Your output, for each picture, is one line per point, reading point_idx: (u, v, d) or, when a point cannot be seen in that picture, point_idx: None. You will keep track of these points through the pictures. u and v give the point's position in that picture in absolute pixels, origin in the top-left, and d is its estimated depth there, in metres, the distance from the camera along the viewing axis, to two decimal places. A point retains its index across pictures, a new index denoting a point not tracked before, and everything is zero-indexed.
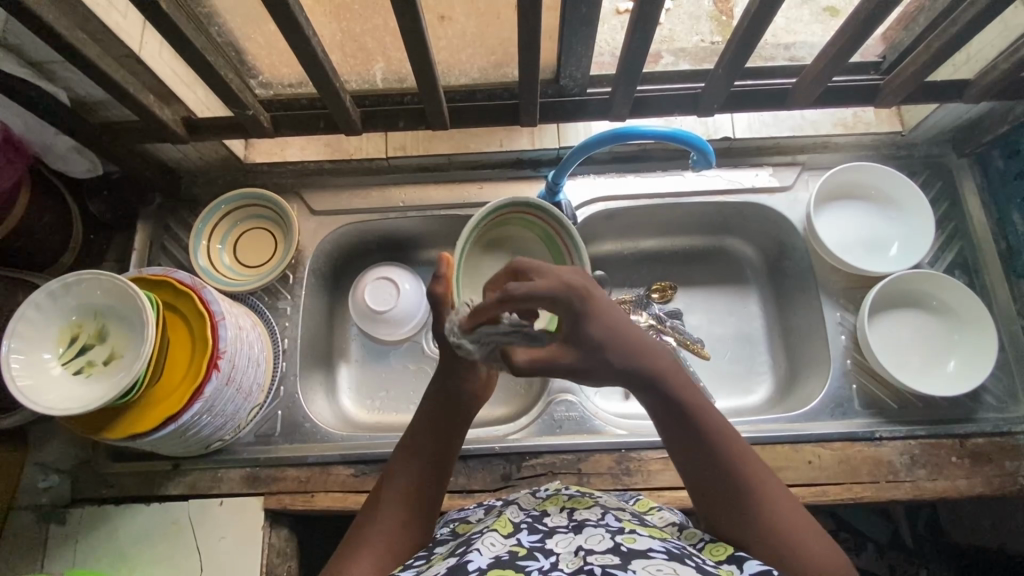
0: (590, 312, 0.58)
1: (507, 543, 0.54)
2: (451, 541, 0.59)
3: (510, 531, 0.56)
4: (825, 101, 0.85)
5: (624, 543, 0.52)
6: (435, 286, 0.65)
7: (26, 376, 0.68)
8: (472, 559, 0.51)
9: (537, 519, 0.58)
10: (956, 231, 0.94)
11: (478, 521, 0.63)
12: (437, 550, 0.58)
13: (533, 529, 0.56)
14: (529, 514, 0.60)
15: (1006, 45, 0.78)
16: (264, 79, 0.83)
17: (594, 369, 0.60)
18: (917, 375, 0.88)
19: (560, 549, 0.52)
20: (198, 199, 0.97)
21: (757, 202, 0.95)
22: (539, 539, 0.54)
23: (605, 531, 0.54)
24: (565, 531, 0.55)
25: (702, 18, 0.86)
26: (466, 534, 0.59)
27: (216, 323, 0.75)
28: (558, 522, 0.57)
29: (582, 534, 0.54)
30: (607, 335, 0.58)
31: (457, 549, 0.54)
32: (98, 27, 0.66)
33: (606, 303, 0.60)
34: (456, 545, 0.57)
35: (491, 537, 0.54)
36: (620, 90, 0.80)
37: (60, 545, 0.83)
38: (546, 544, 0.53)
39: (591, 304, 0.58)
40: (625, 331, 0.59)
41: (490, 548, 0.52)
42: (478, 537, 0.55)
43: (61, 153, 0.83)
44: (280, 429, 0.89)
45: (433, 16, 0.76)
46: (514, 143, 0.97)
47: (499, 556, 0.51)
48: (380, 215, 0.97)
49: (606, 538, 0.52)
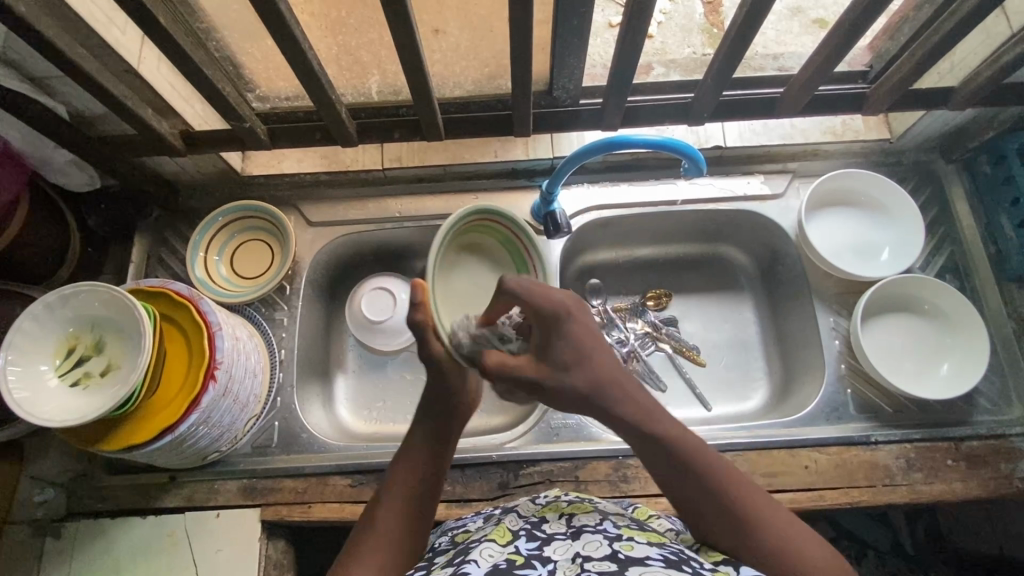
0: (568, 329, 0.59)
1: (505, 551, 0.54)
2: (450, 551, 0.59)
3: (509, 539, 0.56)
4: (813, 109, 0.86)
5: (621, 549, 0.52)
6: (414, 314, 0.61)
7: (22, 387, 0.68)
8: (470, 570, 0.51)
9: (535, 526, 0.59)
10: (946, 236, 0.95)
11: (477, 529, 0.64)
12: (435, 559, 0.58)
13: (531, 537, 0.56)
14: (527, 521, 0.60)
15: (989, 52, 0.79)
16: (261, 93, 0.84)
17: (561, 393, 0.59)
18: (909, 378, 0.88)
19: (558, 557, 0.52)
20: (196, 212, 0.98)
21: (749, 210, 0.96)
22: (537, 546, 0.54)
23: (603, 537, 0.54)
24: (564, 537, 0.55)
25: (694, 31, 0.93)
26: (465, 542, 0.59)
27: (213, 334, 0.76)
28: (556, 529, 0.57)
29: (580, 540, 0.54)
30: (580, 347, 0.59)
31: (455, 559, 0.54)
32: (97, 42, 0.67)
33: (586, 325, 0.60)
34: (455, 553, 0.57)
35: (489, 547, 0.54)
36: (611, 100, 0.81)
37: (55, 558, 0.83)
38: (543, 552, 0.53)
39: (570, 324, 0.59)
40: (598, 351, 0.60)
41: (488, 558, 0.52)
42: (476, 547, 0.55)
43: (60, 166, 0.84)
44: (277, 440, 0.88)
45: (427, 29, 0.78)
46: (509, 153, 0.99)
47: (497, 565, 0.51)
48: (377, 225, 0.98)
49: (604, 545, 0.52)
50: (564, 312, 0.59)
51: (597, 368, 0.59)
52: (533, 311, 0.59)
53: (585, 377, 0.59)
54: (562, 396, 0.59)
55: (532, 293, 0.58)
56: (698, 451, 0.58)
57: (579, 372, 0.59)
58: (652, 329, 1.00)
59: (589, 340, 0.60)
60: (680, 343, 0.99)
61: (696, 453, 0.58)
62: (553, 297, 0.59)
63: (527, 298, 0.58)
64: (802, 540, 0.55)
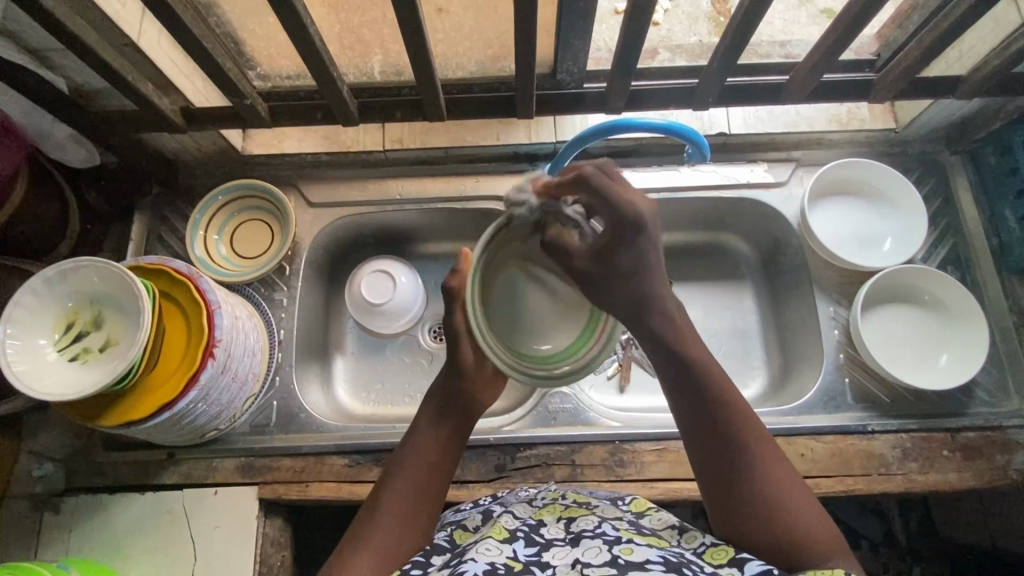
0: (636, 244, 0.59)
1: (504, 553, 0.54)
2: (445, 554, 0.58)
3: (507, 538, 0.57)
4: (819, 96, 0.86)
5: (621, 554, 0.52)
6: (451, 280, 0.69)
7: (21, 361, 0.68)
8: (468, 568, 0.51)
9: (534, 528, 0.59)
10: (949, 227, 0.94)
11: (474, 530, 0.64)
12: (433, 562, 0.57)
13: (529, 540, 0.56)
14: (525, 522, 0.61)
15: (998, 41, 0.78)
16: (263, 70, 0.83)
17: (616, 297, 0.60)
18: (908, 369, 0.88)
19: (557, 563, 0.53)
20: (196, 191, 0.98)
21: (752, 197, 0.96)
22: (535, 552, 0.55)
23: (602, 542, 0.54)
24: (563, 543, 0.56)
25: (701, 19, 0.91)
26: (463, 545, 0.59)
27: (212, 312, 0.75)
28: (555, 534, 0.58)
29: (579, 546, 0.54)
30: (642, 264, 0.60)
31: (452, 561, 0.55)
32: (97, 14, 0.66)
33: (654, 244, 0.61)
34: (452, 557, 0.57)
35: (487, 544, 0.55)
36: (616, 84, 0.80)
37: (54, 532, 0.83)
38: (543, 558, 0.54)
39: (644, 237, 0.59)
40: (652, 271, 0.61)
41: (485, 556, 0.53)
42: (474, 545, 0.55)
43: (59, 141, 0.83)
44: (276, 419, 0.89)
45: (431, 8, 0.77)
46: (512, 136, 0.98)
47: (495, 567, 0.51)
48: (378, 207, 0.97)
49: (603, 551, 0.53)
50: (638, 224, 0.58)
51: (646, 285, 0.61)
52: (611, 211, 0.58)
53: (629, 291, 0.60)
54: (609, 293, 0.59)
55: (610, 191, 0.57)
56: (715, 392, 0.60)
57: (625, 279, 0.60)
58: None
59: (647, 266, 0.61)
60: None
61: (714, 394, 0.60)
62: (630, 204, 0.58)
63: (604, 190, 0.57)
64: (800, 512, 0.55)
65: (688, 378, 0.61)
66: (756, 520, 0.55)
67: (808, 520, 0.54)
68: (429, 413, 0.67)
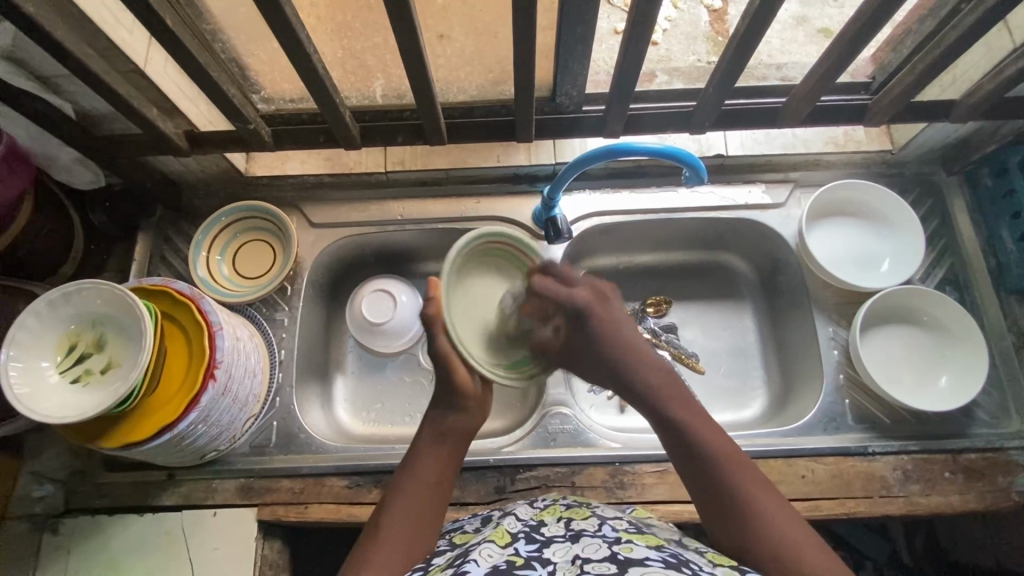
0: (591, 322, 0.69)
1: (505, 552, 0.54)
2: (449, 553, 0.58)
3: (508, 541, 0.56)
4: (814, 119, 0.86)
5: (620, 551, 0.52)
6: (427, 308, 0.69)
7: (23, 384, 0.68)
8: (471, 570, 0.51)
9: (535, 528, 0.59)
10: (947, 247, 0.95)
11: (475, 531, 0.64)
12: (435, 561, 0.58)
13: (530, 539, 0.57)
14: (527, 524, 0.61)
15: (991, 65, 0.80)
16: (266, 94, 0.85)
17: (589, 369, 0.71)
18: (908, 391, 0.88)
19: (557, 559, 0.52)
20: (199, 213, 0.99)
21: (748, 218, 0.97)
22: (536, 548, 0.55)
23: (602, 540, 0.54)
24: (563, 540, 0.56)
25: (699, 39, 0.94)
26: (466, 544, 0.60)
27: (214, 332, 0.76)
28: (555, 532, 0.58)
29: (579, 543, 0.54)
30: (601, 339, 0.69)
31: (455, 560, 0.54)
32: (105, 43, 0.68)
33: (608, 314, 0.71)
34: (455, 555, 0.57)
35: (489, 548, 0.55)
36: (614, 108, 0.81)
37: (53, 554, 0.83)
38: (543, 553, 0.54)
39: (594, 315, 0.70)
40: (627, 341, 0.70)
41: (487, 559, 0.53)
42: (476, 548, 0.55)
43: (65, 164, 0.84)
44: (275, 440, 0.89)
45: (432, 35, 0.80)
46: (511, 158, 0.99)
47: (497, 566, 0.51)
48: (378, 228, 0.98)
49: (603, 547, 0.53)
50: (581, 308, 0.69)
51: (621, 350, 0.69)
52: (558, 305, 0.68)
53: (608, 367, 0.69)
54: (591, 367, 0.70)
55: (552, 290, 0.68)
56: (709, 440, 0.62)
57: (601, 355, 0.69)
58: (652, 335, 0.99)
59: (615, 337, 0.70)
60: (679, 350, 0.99)
61: (701, 441, 0.63)
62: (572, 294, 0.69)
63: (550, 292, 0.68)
64: (804, 547, 0.55)
65: (679, 431, 0.64)
66: (764, 552, 0.55)
67: (812, 550, 0.55)
68: (430, 433, 0.68)
